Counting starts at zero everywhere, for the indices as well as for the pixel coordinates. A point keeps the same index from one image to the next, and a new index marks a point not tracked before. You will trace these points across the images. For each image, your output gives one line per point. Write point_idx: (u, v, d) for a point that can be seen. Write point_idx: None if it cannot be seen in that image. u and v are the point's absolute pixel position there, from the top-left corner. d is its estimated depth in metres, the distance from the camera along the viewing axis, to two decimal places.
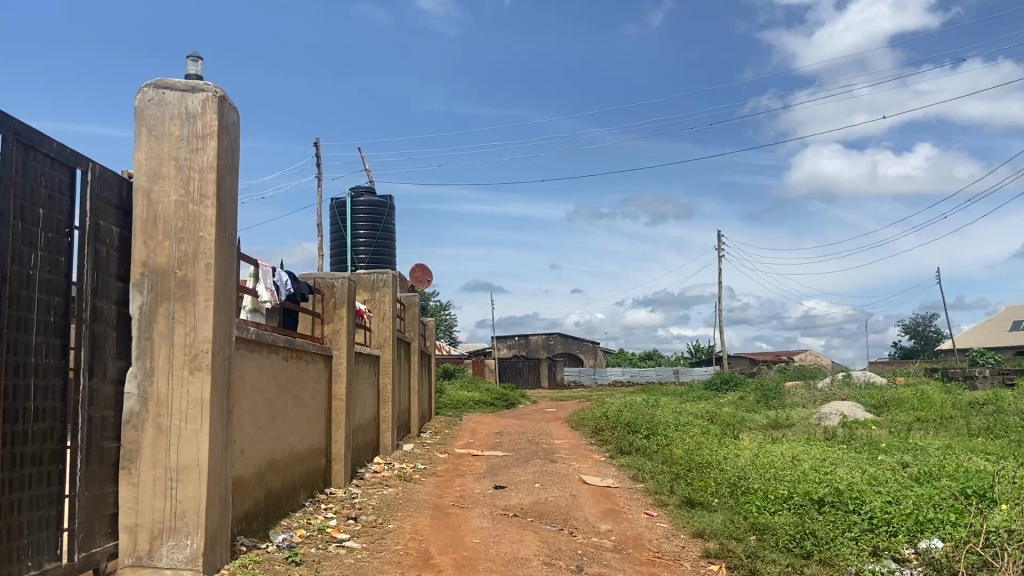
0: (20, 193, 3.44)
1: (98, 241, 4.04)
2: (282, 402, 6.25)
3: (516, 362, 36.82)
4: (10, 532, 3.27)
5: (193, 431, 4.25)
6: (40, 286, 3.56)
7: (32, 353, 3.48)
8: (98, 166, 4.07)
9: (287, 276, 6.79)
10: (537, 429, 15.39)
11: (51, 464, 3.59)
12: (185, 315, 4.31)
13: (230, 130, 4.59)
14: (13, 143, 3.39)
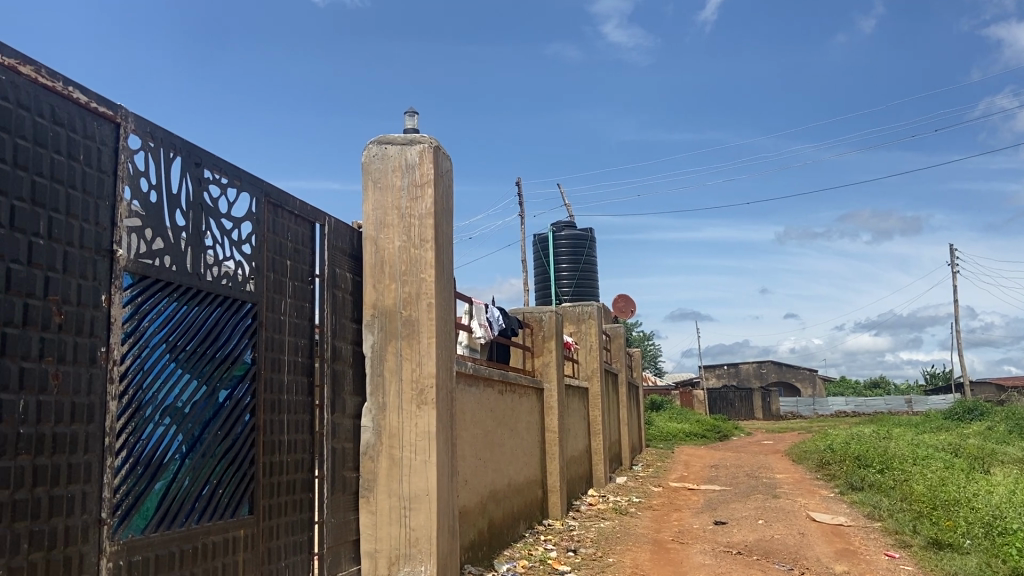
0: (271, 248, 3.86)
1: (335, 286, 4.42)
2: (500, 434, 6.47)
3: (727, 392, 35.71)
4: (271, 555, 3.60)
5: (422, 461, 4.48)
6: (289, 329, 3.95)
7: (285, 391, 3.85)
8: (333, 219, 4.48)
9: (499, 311, 7.04)
10: (756, 462, 14.73)
11: (302, 491, 3.94)
12: (412, 353, 4.58)
13: (444, 177, 4.88)
14: (264, 203, 3.82)
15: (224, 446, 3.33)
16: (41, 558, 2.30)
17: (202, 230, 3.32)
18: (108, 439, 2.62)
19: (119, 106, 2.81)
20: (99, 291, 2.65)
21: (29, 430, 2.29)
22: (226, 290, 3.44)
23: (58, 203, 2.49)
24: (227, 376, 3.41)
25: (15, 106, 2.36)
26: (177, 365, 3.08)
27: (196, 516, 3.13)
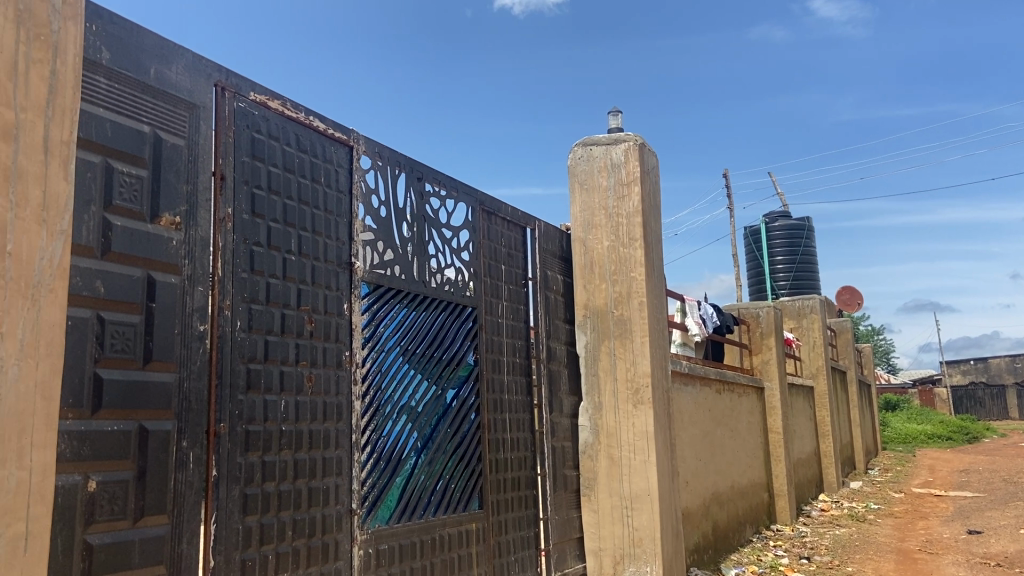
0: (487, 254, 4.01)
1: (548, 289, 4.53)
2: (721, 434, 6.29)
3: (975, 391, 32.29)
4: (501, 549, 3.74)
5: (642, 461, 4.41)
6: (507, 332, 4.09)
7: (506, 391, 3.99)
8: (543, 223, 4.59)
9: (713, 308, 6.84)
10: (1017, 468, 13.17)
11: (527, 488, 4.07)
12: (625, 352, 4.55)
13: (650, 173, 4.82)
14: (479, 211, 3.99)
15: (454, 443, 3.51)
16: (303, 544, 2.54)
17: (426, 240, 3.52)
18: (354, 436, 2.84)
19: (350, 130, 3.06)
20: (341, 300, 2.89)
21: (290, 427, 2.54)
22: (449, 295, 3.63)
23: (305, 222, 2.75)
24: (454, 376, 3.59)
25: (268, 137, 2.63)
26: (410, 366, 3.30)
27: (433, 509, 3.31)
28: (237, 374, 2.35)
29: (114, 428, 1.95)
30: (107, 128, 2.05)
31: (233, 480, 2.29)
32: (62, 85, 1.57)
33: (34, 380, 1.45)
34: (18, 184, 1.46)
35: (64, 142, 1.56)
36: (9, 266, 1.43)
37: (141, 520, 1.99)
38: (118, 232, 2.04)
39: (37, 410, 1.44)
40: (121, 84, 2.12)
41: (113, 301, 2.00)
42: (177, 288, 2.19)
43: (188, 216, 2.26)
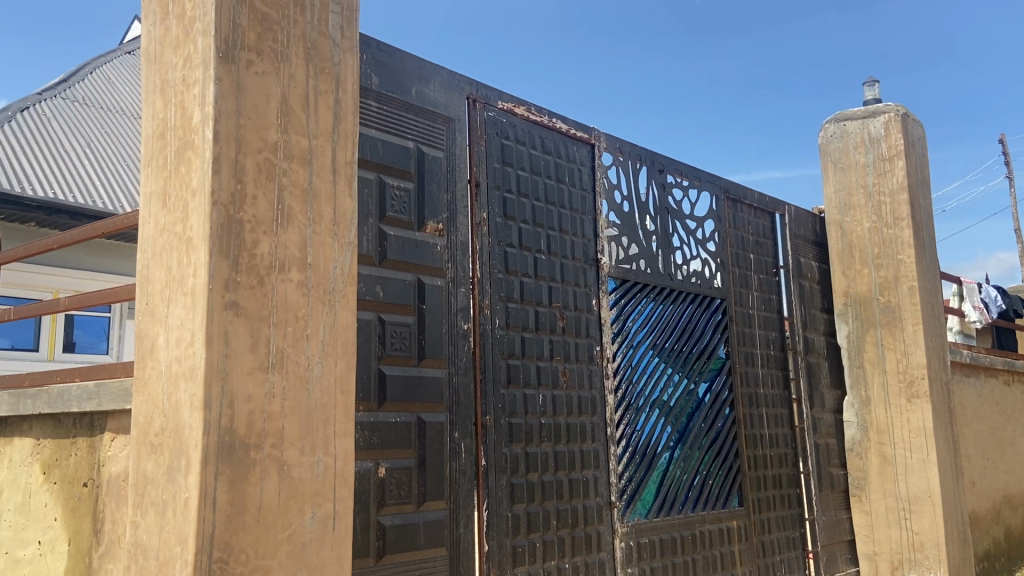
0: (734, 243, 3.88)
1: (801, 276, 4.29)
2: (1012, 430, 5.57)
3: None
4: (765, 548, 3.60)
5: (920, 460, 4.02)
6: (759, 323, 3.93)
7: (761, 384, 3.84)
8: (793, 208, 4.35)
9: (997, 291, 6.08)
10: None
11: (789, 486, 3.88)
12: (895, 341, 4.18)
13: (916, 145, 4.39)
14: (724, 199, 3.87)
15: (709, 438, 3.44)
16: (567, 534, 2.62)
17: (670, 233, 3.48)
18: (609, 430, 2.88)
19: (592, 128, 3.10)
20: (590, 296, 2.95)
21: (549, 420, 2.63)
22: (697, 288, 3.56)
23: (553, 221, 2.83)
24: (706, 369, 3.52)
25: (516, 142, 2.74)
26: (661, 360, 3.28)
27: (691, 505, 3.27)
28: (498, 369, 2.48)
29: (398, 419, 2.14)
30: (379, 146, 2.25)
31: (501, 470, 2.42)
32: (345, 110, 1.73)
33: (334, 377, 1.62)
34: (314, 204, 1.64)
35: (348, 162, 1.72)
36: (310, 276, 1.61)
37: (424, 503, 2.16)
38: (392, 241, 2.23)
39: (337, 404, 1.61)
40: (387, 105, 2.31)
41: (391, 303, 2.19)
42: (443, 290, 2.35)
43: (449, 223, 2.42)
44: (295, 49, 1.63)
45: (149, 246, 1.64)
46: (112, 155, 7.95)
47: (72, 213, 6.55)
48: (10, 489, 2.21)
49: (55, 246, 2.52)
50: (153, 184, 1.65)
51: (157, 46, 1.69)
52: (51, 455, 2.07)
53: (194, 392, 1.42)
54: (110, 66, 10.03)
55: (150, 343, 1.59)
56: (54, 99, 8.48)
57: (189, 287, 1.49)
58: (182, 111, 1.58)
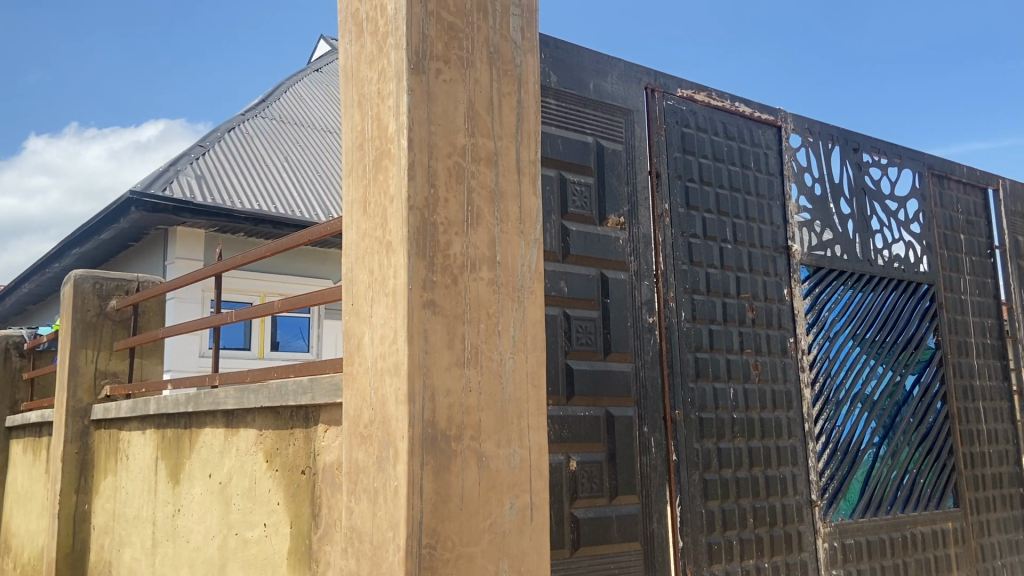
0: (941, 223, 3.57)
1: (1021, 257, 3.88)
2: None
3: None
4: (986, 553, 3.30)
5: None
6: (973, 309, 3.59)
7: (977, 376, 3.51)
8: (1008, 181, 3.94)
9: None
10: None
11: (1013, 487, 3.53)
12: None
13: None
14: (928, 176, 3.57)
15: (918, 434, 3.20)
16: (766, 532, 2.53)
17: (868, 215, 3.26)
18: (806, 425, 2.75)
19: (777, 110, 2.96)
20: (781, 285, 2.82)
21: (741, 415, 2.56)
22: (900, 274, 3.31)
23: (738, 209, 2.74)
24: (913, 360, 3.27)
25: (697, 130, 2.68)
26: (861, 350, 3.09)
27: (900, 505, 3.05)
28: (686, 363, 2.44)
29: (587, 414, 2.16)
30: (559, 143, 2.27)
31: (692, 465, 2.37)
32: (527, 110, 1.76)
33: (526, 371, 1.66)
34: (501, 203, 1.68)
35: (532, 160, 1.76)
36: (500, 273, 1.66)
37: (616, 498, 2.17)
38: (574, 236, 2.25)
39: (530, 398, 1.65)
40: (566, 102, 2.33)
41: (576, 299, 2.21)
42: (627, 284, 2.34)
43: (631, 216, 2.41)
44: (479, 54, 1.69)
45: (352, 251, 1.76)
46: (307, 168, 8.57)
47: (276, 223, 7.13)
48: (239, 475, 2.45)
49: (267, 254, 2.75)
50: (353, 192, 1.77)
51: (353, 63, 1.80)
52: (272, 444, 2.27)
53: (399, 387, 1.51)
54: (302, 85, 10.83)
55: (356, 341, 1.70)
56: (256, 119, 9.27)
57: (390, 288, 1.58)
58: (378, 122, 1.68)
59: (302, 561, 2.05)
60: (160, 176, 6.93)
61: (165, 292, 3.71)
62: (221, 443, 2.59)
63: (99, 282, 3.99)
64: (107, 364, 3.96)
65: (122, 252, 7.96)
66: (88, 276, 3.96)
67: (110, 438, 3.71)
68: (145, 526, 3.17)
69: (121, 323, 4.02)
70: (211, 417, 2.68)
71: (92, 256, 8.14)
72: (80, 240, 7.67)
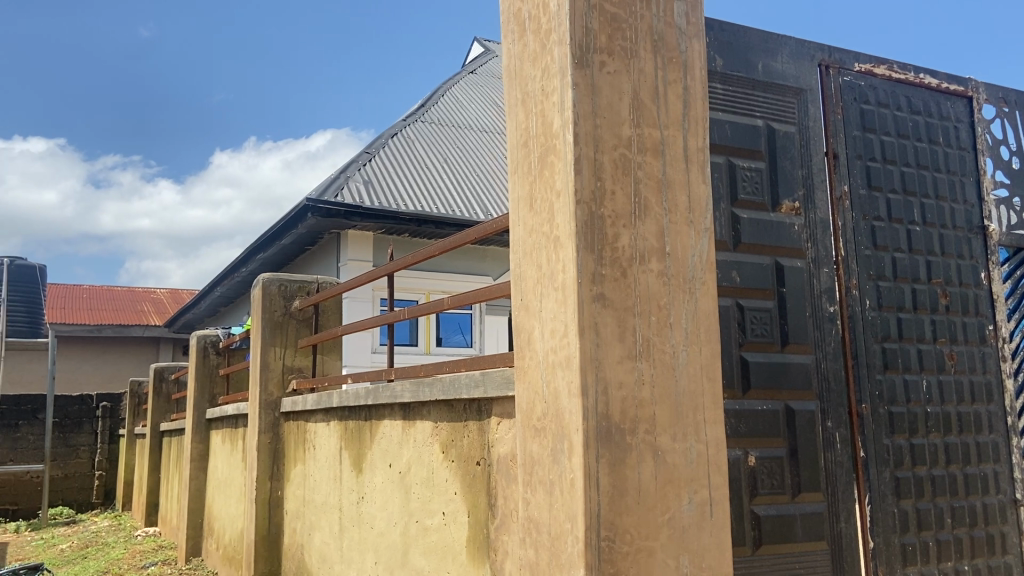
0: None
1: None
2: None
3: None
4: None
5: None
6: None
7: None
8: None
9: None
10: None
11: None
12: None
13: None
14: None
15: None
16: (966, 534, 2.34)
17: None
18: (1011, 419, 2.52)
19: (967, 78, 2.72)
20: (977, 269, 2.59)
21: (936, 409, 2.38)
22: None
23: (926, 188, 2.54)
24: None
25: (877, 106, 2.51)
26: None
27: None
28: (872, 353, 2.30)
29: (765, 407, 2.08)
30: (726, 129, 2.20)
31: (882, 462, 2.23)
32: (693, 97, 1.73)
33: (700, 364, 1.63)
34: (669, 193, 1.66)
35: (700, 148, 1.72)
36: (670, 265, 1.63)
37: (798, 495, 2.08)
38: (746, 223, 2.17)
39: (705, 391, 1.62)
40: (734, 86, 2.25)
41: (750, 288, 2.14)
42: (804, 272, 2.23)
43: (806, 200, 2.29)
44: (642, 43, 1.67)
45: (520, 247, 1.78)
46: (465, 168, 8.80)
47: (438, 223, 7.38)
48: (417, 465, 2.55)
49: (436, 253, 2.85)
50: (519, 189, 1.79)
51: (516, 63, 1.83)
52: (447, 436, 2.35)
53: (572, 380, 1.52)
54: (457, 89, 11.13)
55: (526, 335, 1.72)
56: (417, 124, 9.63)
57: (559, 282, 1.60)
58: (542, 118, 1.70)
59: (481, 550, 2.11)
60: (332, 183, 7.35)
61: (342, 292, 3.93)
62: (399, 435, 2.71)
63: (284, 284, 4.27)
64: (293, 360, 4.27)
65: (300, 255, 8.51)
66: (274, 279, 4.24)
67: (298, 429, 3.98)
68: (332, 512, 3.39)
69: (304, 322, 4.33)
70: (389, 410, 2.81)
71: (274, 260, 8.76)
72: (263, 246, 8.27)
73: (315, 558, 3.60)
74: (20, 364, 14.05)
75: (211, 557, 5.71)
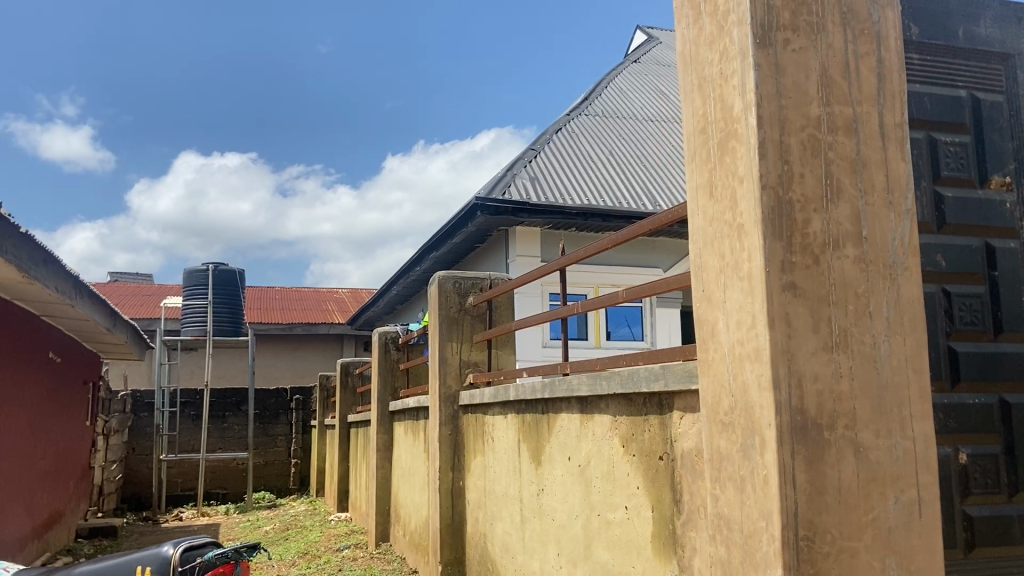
0: None
1: None
2: None
3: None
4: None
5: None
6: None
7: None
8: None
9: None
10: None
11: None
12: None
13: None
14: None
15: None
16: None
17: None
18: None
19: None
20: None
21: None
22: None
23: None
24: None
25: None
26: None
27: None
28: None
29: (977, 401, 1.91)
30: (925, 101, 2.04)
31: None
32: (888, 70, 1.61)
33: (904, 356, 1.52)
34: (864, 173, 1.56)
35: (898, 123, 1.60)
36: (868, 250, 1.54)
37: (1016, 496, 1.90)
38: (950, 202, 2.00)
39: (910, 384, 1.51)
40: (931, 55, 2.07)
41: (957, 273, 1.96)
42: (1019, 253, 2.03)
43: (1019, 174, 2.08)
44: (829, 17, 1.58)
45: (699, 236, 1.73)
46: (631, 160, 8.70)
47: (605, 216, 7.35)
48: (597, 459, 2.55)
49: (608, 246, 2.83)
50: (698, 177, 1.74)
51: (691, 48, 1.77)
52: (627, 430, 2.33)
53: (763, 373, 1.46)
54: (621, 79, 11.02)
55: (709, 328, 1.68)
56: (581, 117, 9.63)
57: (745, 272, 1.54)
58: (722, 103, 1.64)
59: (667, 546, 2.08)
60: (499, 182, 7.50)
61: (514, 289, 3.99)
62: (577, 428, 2.72)
63: (459, 282, 4.40)
64: (469, 355, 4.39)
65: (470, 252, 8.75)
66: (449, 277, 4.39)
67: (477, 421, 4.10)
68: (513, 503, 3.47)
69: (478, 318, 4.43)
70: (566, 403, 2.83)
71: (446, 258, 9.06)
72: (436, 245, 8.58)
73: (498, 548, 3.70)
74: (224, 360, 15.43)
75: (398, 542, 6.01)
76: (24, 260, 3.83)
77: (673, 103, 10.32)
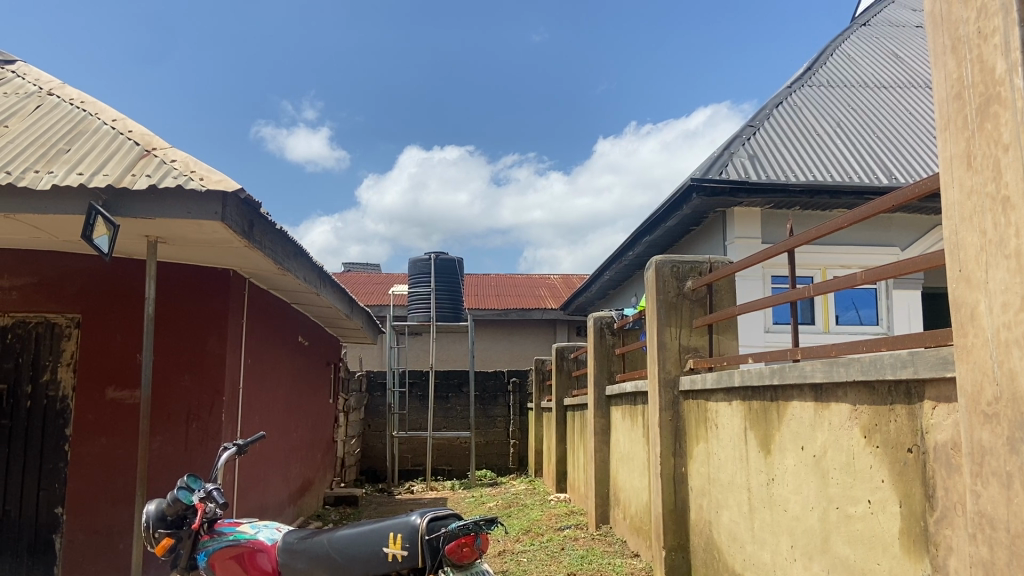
0: None
1: None
2: None
3: None
4: None
5: None
6: None
7: None
8: None
9: None
10: None
11: None
12: None
13: None
14: None
15: None
16: None
17: None
18: None
19: None
20: None
21: None
22: None
23: None
24: None
25: None
26: None
27: None
28: None
29: None
30: None
31: None
32: None
33: None
34: None
35: None
36: None
37: None
38: None
39: None
40: None
41: None
42: None
43: None
44: None
45: (956, 211, 1.59)
46: (862, 131, 8.10)
47: (833, 192, 6.90)
48: (835, 449, 2.43)
49: (844, 225, 2.67)
50: (953, 148, 1.60)
51: (943, 7, 1.63)
52: (870, 420, 2.20)
53: None
54: (849, 44, 10.24)
55: (969, 310, 1.54)
56: (804, 89, 9.06)
57: (1011, 249, 1.40)
58: (981, 65, 1.50)
59: (918, 544, 1.95)
60: (715, 162, 7.27)
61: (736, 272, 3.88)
62: (811, 417, 2.60)
63: (677, 265, 4.31)
64: (689, 340, 4.33)
65: (684, 235, 8.59)
66: (667, 260, 4.32)
67: (699, 407, 4.05)
68: (740, 492, 3.38)
69: (697, 302, 4.34)
70: (799, 391, 2.71)
71: (660, 241, 8.95)
72: (649, 230, 8.50)
73: (725, 536, 3.63)
74: (446, 344, 16.32)
75: (618, 525, 6.07)
76: (279, 253, 4.30)
77: (909, 66, 9.47)
